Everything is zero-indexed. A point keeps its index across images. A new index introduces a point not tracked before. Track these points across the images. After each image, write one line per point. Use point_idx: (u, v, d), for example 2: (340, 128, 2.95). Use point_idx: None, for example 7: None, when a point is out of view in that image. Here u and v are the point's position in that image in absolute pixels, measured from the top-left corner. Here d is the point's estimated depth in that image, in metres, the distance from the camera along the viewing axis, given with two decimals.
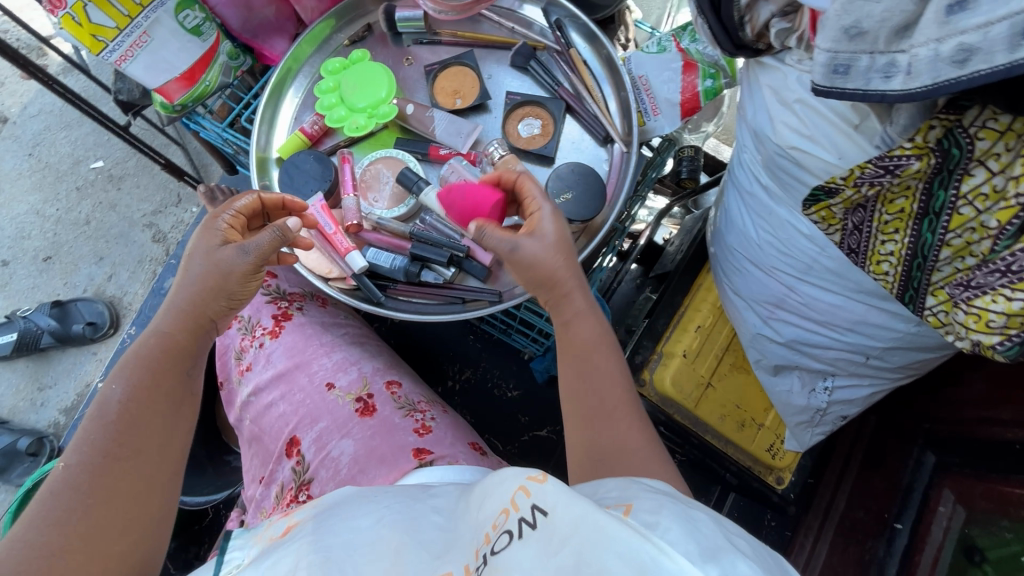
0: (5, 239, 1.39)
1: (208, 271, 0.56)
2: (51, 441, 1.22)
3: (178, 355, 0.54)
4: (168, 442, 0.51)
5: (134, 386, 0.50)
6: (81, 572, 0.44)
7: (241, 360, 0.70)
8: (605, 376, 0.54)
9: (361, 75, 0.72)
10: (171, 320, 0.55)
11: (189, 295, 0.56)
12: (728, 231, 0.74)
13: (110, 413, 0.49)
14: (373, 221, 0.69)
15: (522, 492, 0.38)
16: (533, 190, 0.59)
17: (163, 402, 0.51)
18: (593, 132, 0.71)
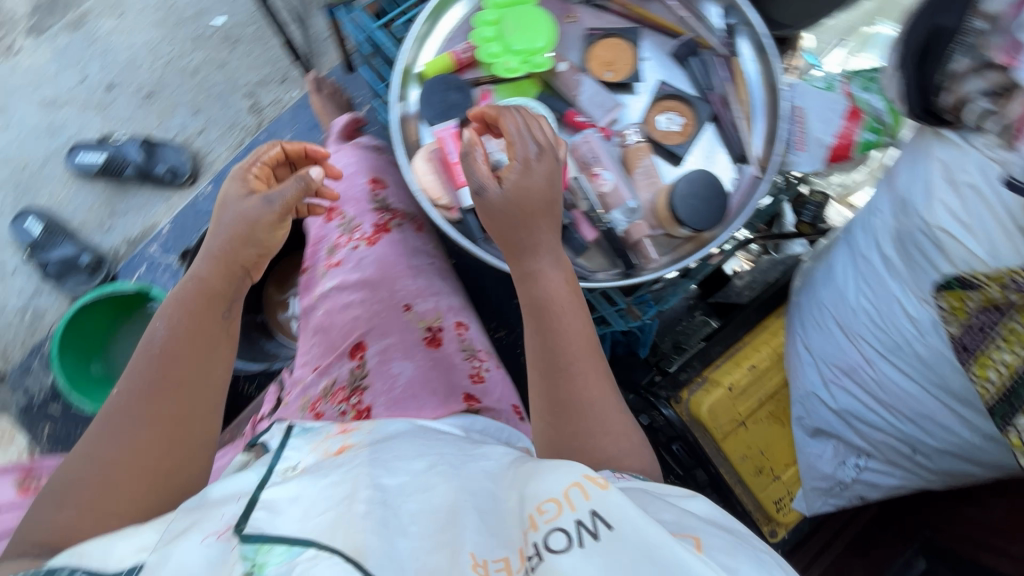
0: (116, 63, 1.43)
1: (236, 220, 0.61)
2: (109, 265, 1.29)
3: (214, 295, 0.59)
4: (202, 369, 0.55)
5: (174, 324, 0.56)
6: (130, 484, 0.49)
7: (332, 255, 0.72)
8: (567, 333, 0.56)
9: (524, 17, 0.71)
10: (207, 265, 0.61)
11: (219, 246, 0.61)
12: (823, 285, 0.73)
13: (154, 348, 0.55)
14: (493, 162, 0.68)
15: (580, 490, 0.41)
16: (511, 127, 0.56)
17: (196, 334, 0.56)
18: (730, 146, 0.70)
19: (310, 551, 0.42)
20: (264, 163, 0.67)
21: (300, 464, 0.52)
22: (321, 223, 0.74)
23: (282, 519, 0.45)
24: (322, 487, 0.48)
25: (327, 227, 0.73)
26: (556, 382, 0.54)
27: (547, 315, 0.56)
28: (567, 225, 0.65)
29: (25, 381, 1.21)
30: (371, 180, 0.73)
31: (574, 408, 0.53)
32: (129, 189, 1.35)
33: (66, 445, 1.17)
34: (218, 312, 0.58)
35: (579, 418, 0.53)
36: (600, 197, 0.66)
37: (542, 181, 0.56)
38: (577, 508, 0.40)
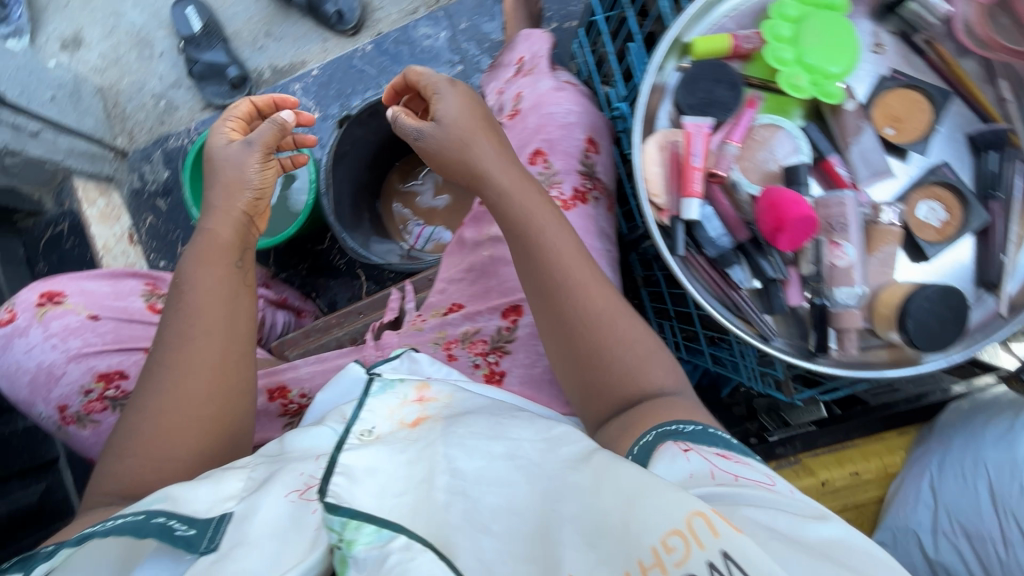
0: None
1: (227, 170, 0.64)
2: (251, 87, 1.25)
3: (225, 245, 0.63)
4: (224, 313, 0.61)
5: (195, 278, 0.61)
6: (186, 434, 0.56)
7: None
8: (564, 251, 0.57)
9: (830, 28, 0.62)
10: (214, 217, 0.64)
11: (216, 198, 0.64)
12: (994, 445, 0.69)
13: (181, 304, 0.60)
14: (731, 182, 0.60)
15: (706, 522, 0.32)
16: (427, 76, 0.64)
17: (214, 277, 0.61)
18: (983, 270, 0.60)
19: (400, 539, 0.41)
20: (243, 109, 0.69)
21: (375, 428, 0.53)
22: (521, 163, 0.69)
23: (359, 490, 0.46)
24: (399, 464, 0.48)
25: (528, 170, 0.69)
26: (554, 301, 0.56)
27: (532, 244, 0.58)
28: (775, 281, 0.60)
29: (143, 168, 1.23)
30: (587, 141, 0.69)
31: (581, 326, 0.55)
32: (291, 15, 1.28)
33: (163, 244, 1.22)
34: (230, 258, 0.63)
35: (587, 338, 0.55)
36: (829, 269, 0.58)
37: (481, 125, 0.62)
38: (704, 546, 0.31)
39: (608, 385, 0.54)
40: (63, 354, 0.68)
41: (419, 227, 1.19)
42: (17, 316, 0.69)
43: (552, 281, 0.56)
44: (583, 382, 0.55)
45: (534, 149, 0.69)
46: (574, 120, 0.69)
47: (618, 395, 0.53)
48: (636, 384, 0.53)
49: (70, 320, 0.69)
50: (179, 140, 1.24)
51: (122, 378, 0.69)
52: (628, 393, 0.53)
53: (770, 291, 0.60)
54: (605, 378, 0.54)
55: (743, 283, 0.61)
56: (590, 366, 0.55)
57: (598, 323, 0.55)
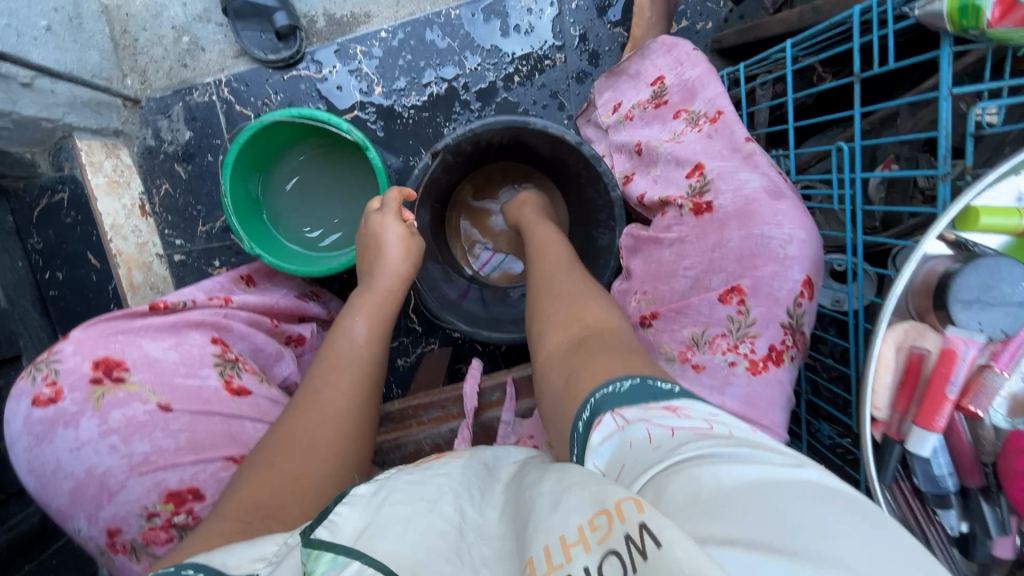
0: None
1: (399, 239, 0.74)
2: (302, 40, 1.00)
3: (387, 301, 0.72)
4: (374, 368, 0.66)
5: (365, 318, 0.69)
6: (319, 464, 0.55)
7: (697, 345, 0.62)
8: (565, 264, 0.67)
9: None
10: (385, 272, 0.74)
11: (379, 261, 0.74)
12: None
13: (347, 343, 0.66)
14: (980, 416, 0.47)
15: (635, 504, 0.26)
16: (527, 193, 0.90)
17: (376, 329, 0.69)
18: None
19: (356, 568, 0.30)
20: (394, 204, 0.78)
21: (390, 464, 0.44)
22: (704, 296, 0.63)
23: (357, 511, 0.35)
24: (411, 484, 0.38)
25: (716, 305, 0.62)
26: (538, 286, 0.64)
27: (538, 256, 0.71)
28: (986, 536, 0.48)
29: (159, 123, 1.00)
30: (801, 285, 0.59)
31: (558, 296, 0.60)
32: None
33: (179, 218, 1.02)
34: (388, 314, 0.72)
35: (567, 303, 0.58)
36: None
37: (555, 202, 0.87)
38: (627, 521, 0.26)
39: (564, 320, 0.56)
40: (125, 462, 0.57)
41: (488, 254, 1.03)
42: (64, 396, 0.58)
43: (541, 269, 0.67)
44: (540, 322, 0.59)
45: (731, 284, 0.61)
46: (794, 251, 0.59)
47: (569, 322, 0.56)
48: (590, 315, 0.55)
49: (136, 410, 0.58)
50: (205, 94, 1.00)
51: (195, 498, 0.59)
52: (576, 315, 0.56)
53: (978, 544, 0.48)
54: (563, 312, 0.57)
55: (948, 525, 0.49)
56: (553, 305, 0.59)
57: (573, 295, 0.59)
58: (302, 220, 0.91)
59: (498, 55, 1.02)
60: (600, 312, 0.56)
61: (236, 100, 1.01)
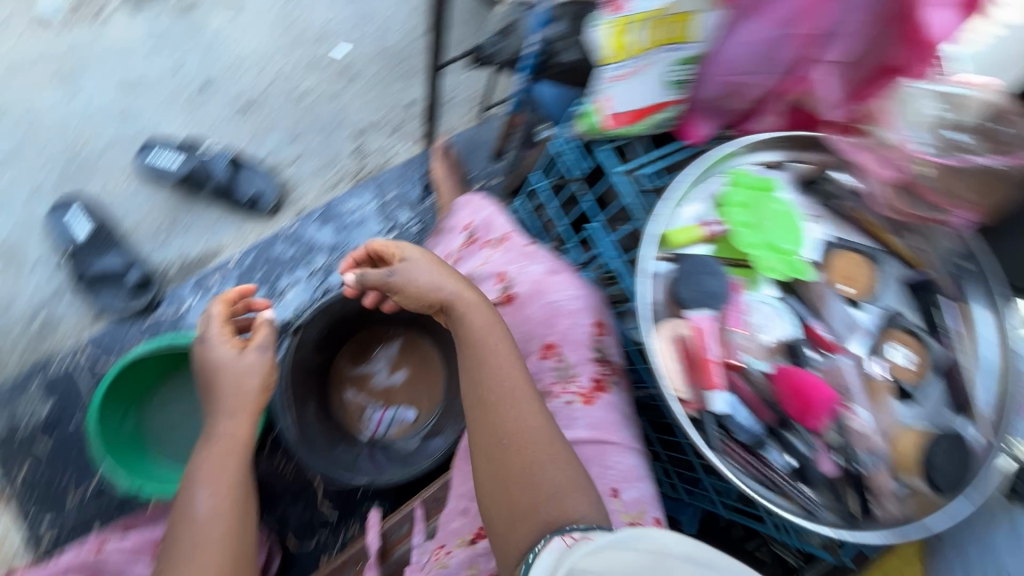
0: (217, 63, 1.30)
1: (234, 380, 0.71)
2: (158, 287, 1.11)
3: (236, 446, 0.69)
4: (235, 519, 0.65)
5: (209, 483, 0.65)
6: None
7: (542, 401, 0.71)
8: (507, 363, 0.65)
9: (778, 213, 0.69)
10: (223, 412, 0.70)
11: (219, 397, 0.70)
12: (1010, 551, 0.71)
13: (195, 516, 0.63)
14: (743, 366, 0.62)
15: None
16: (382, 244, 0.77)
17: (228, 483, 0.66)
18: (954, 396, 0.67)
19: None
20: (222, 323, 0.75)
21: None
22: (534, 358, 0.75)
23: None
24: None
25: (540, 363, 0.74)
26: (481, 413, 0.63)
27: (477, 352, 0.66)
28: (810, 456, 0.61)
29: (15, 406, 1.00)
30: (595, 325, 0.74)
31: (513, 435, 0.60)
32: (199, 200, 1.18)
33: (46, 493, 0.96)
34: (238, 462, 0.68)
35: (518, 448, 0.60)
36: (852, 434, 0.61)
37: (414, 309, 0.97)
38: None
39: (526, 504, 0.57)
40: None
41: (379, 413, 1.08)
42: None
43: (502, 410, 0.63)
44: (500, 501, 0.58)
45: (545, 342, 0.75)
46: (580, 304, 0.75)
47: (531, 507, 0.56)
48: (557, 496, 0.56)
49: None
50: (64, 363, 1.03)
51: None
52: (541, 496, 0.57)
53: (807, 465, 0.61)
54: (525, 493, 0.57)
55: (780, 463, 0.61)
56: (513, 475, 0.59)
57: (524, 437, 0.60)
58: (171, 444, 0.92)
59: (341, 249, 1.21)
60: (564, 492, 0.57)
61: (100, 360, 1.05)
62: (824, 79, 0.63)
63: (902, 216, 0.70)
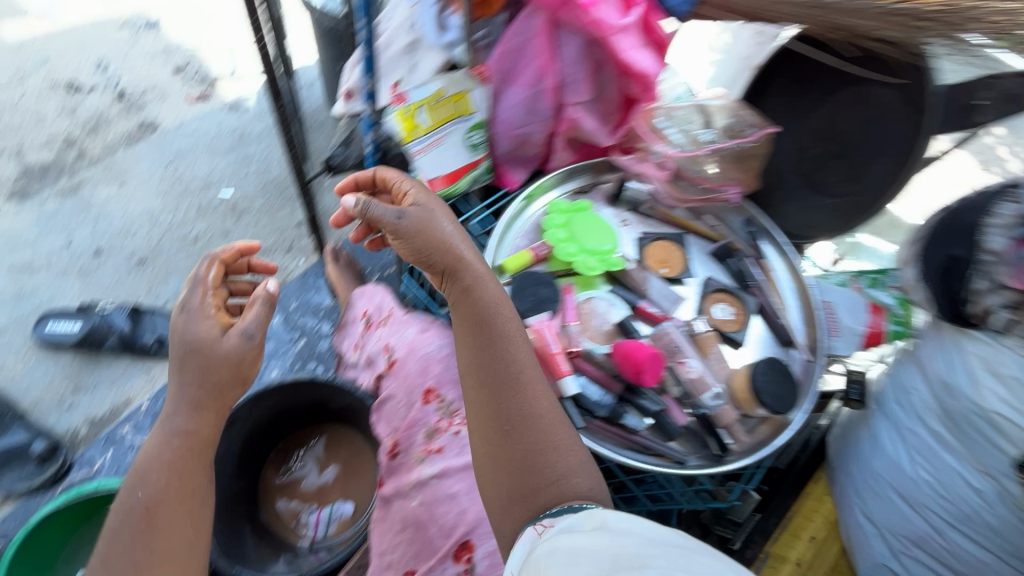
0: (109, 230, 1.39)
1: (199, 356, 0.59)
2: (66, 452, 1.10)
3: (191, 449, 0.57)
4: (185, 530, 0.55)
5: (155, 489, 0.55)
6: None
7: (432, 440, 0.73)
8: (517, 341, 0.60)
9: (588, 223, 0.82)
10: (185, 401, 0.59)
11: (196, 378, 0.59)
12: (874, 455, 0.80)
13: (139, 515, 0.54)
14: (585, 351, 0.71)
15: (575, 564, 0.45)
16: (393, 176, 0.69)
17: (178, 487, 0.55)
18: (777, 334, 0.80)
19: None
20: (212, 293, 0.64)
21: None
22: (418, 406, 0.76)
23: None
24: None
25: (426, 409, 0.76)
26: (502, 391, 0.59)
27: (492, 322, 0.61)
28: (661, 411, 0.69)
29: None
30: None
31: (524, 421, 0.57)
32: (103, 358, 1.21)
33: None
34: (201, 467, 0.58)
35: (531, 430, 0.57)
36: (690, 383, 0.71)
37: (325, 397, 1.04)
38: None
39: (528, 486, 0.55)
40: None
41: (314, 514, 1.07)
42: None
43: (514, 395, 0.58)
44: (505, 480, 0.56)
45: (426, 389, 0.77)
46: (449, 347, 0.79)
47: (533, 492, 0.55)
48: (562, 483, 0.55)
49: None
50: None
51: None
52: (546, 484, 0.55)
53: (661, 420, 0.69)
54: (531, 480, 0.55)
55: (640, 426, 0.69)
56: (519, 455, 0.56)
57: (539, 424, 0.58)
58: None
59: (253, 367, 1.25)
60: (570, 481, 0.55)
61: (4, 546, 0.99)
62: (583, 116, 0.79)
63: (683, 202, 0.88)
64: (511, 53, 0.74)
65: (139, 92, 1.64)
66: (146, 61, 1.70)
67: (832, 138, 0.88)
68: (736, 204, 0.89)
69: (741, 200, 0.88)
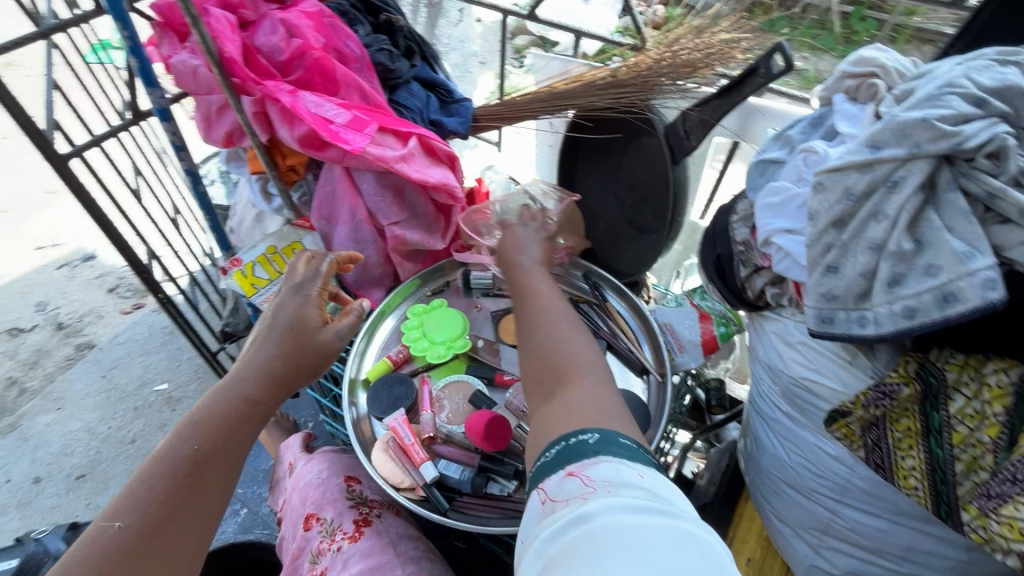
0: (48, 454, 1.43)
1: (293, 324, 0.64)
2: None
3: (249, 415, 0.60)
4: (215, 498, 0.55)
5: (206, 445, 0.56)
6: None
7: (316, 564, 0.69)
8: (538, 282, 0.69)
9: (440, 317, 0.89)
10: (260, 368, 0.62)
11: (285, 344, 0.63)
12: (760, 454, 0.80)
13: (181, 470, 0.54)
14: (444, 434, 0.76)
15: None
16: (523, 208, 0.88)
17: (221, 448, 0.57)
18: (631, 364, 0.85)
19: None
20: (322, 285, 0.70)
21: None
22: (300, 533, 0.73)
23: None
24: None
25: (308, 535, 0.72)
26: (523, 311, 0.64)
27: (523, 276, 0.71)
28: (524, 468, 0.73)
29: None
30: (345, 479, 0.76)
31: (538, 325, 0.61)
32: None
33: None
34: (248, 441, 0.60)
35: (543, 331, 0.59)
36: None
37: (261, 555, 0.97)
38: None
39: (546, 378, 0.55)
40: None
41: None
42: None
43: (529, 311, 0.63)
44: (532, 379, 0.56)
45: (306, 514, 0.74)
46: (326, 469, 0.77)
47: (545, 387, 0.54)
48: (568, 375, 0.54)
49: None
50: None
51: None
52: (555, 375, 0.54)
53: (525, 478, 0.72)
54: (543, 379, 0.55)
55: (507, 490, 0.72)
56: (531, 357, 0.58)
57: (551, 328, 0.60)
58: None
59: None
60: (576, 372, 0.54)
61: None
62: (404, 231, 0.90)
63: None
64: (326, 202, 0.88)
65: (77, 318, 1.77)
66: (82, 289, 1.84)
67: (637, 187, 0.92)
68: (568, 264, 0.99)
69: (572, 260, 0.99)
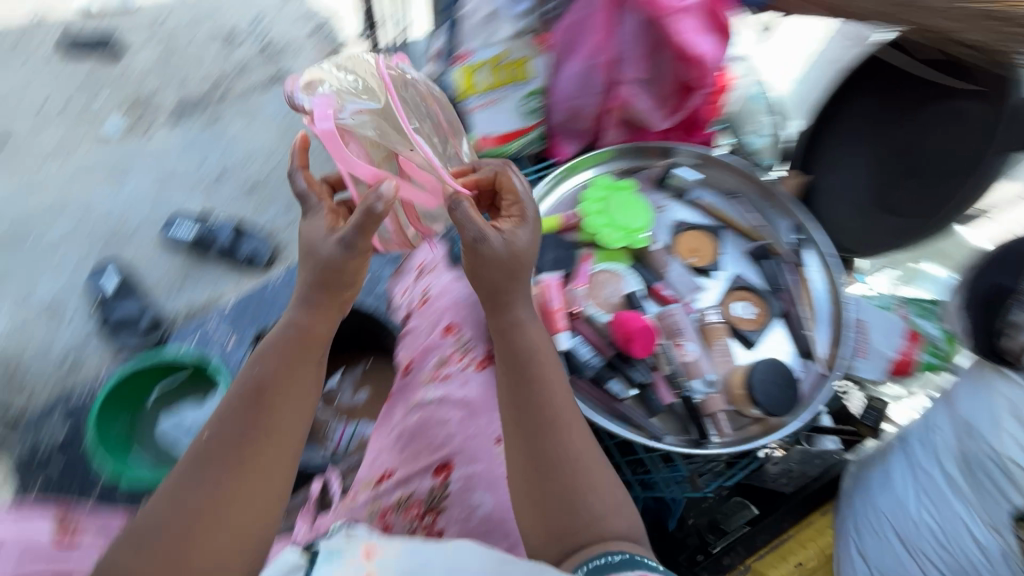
0: (233, 158, 1.63)
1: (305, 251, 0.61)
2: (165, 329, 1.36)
3: (307, 347, 0.59)
4: (283, 418, 0.55)
5: (270, 369, 0.57)
6: (213, 532, 0.49)
7: (440, 368, 0.75)
8: (544, 376, 0.61)
9: (627, 201, 0.83)
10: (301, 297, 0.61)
11: (315, 294, 0.60)
12: (879, 491, 0.74)
13: (249, 393, 0.55)
14: (588, 315, 0.75)
15: None
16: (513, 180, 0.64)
17: (284, 370, 0.57)
18: (798, 341, 0.78)
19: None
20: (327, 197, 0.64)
21: None
22: (434, 336, 0.78)
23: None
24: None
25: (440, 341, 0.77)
26: (531, 431, 0.58)
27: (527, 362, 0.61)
28: (648, 385, 0.71)
29: (36, 428, 1.18)
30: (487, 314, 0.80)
31: (553, 455, 0.57)
32: (207, 261, 1.45)
33: None
34: (309, 364, 0.58)
35: (563, 470, 0.57)
36: (683, 364, 0.73)
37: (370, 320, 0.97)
38: None
39: (564, 523, 0.55)
40: None
41: (340, 430, 0.96)
42: None
43: (546, 421, 0.59)
44: (544, 521, 0.56)
45: (445, 322, 0.78)
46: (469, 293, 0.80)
47: (563, 536, 0.55)
48: (588, 528, 0.55)
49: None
50: (83, 393, 1.23)
51: None
52: (576, 534, 0.54)
53: (645, 394, 0.71)
54: (569, 496, 0.56)
55: (623, 394, 0.71)
56: (546, 490, 0.56)
57: (575, 466, 0.57)
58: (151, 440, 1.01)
59: None
60: (601, 528, 0.55)
61: None
62: (636, 94, 0.80)
63: (720, 193, 0.88)
64: (574, 27, 0.80)
65: (280, 46, 1.87)
66: (291, 20, 1.92)
67: (908, 156, 0.82)
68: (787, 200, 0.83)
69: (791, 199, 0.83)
